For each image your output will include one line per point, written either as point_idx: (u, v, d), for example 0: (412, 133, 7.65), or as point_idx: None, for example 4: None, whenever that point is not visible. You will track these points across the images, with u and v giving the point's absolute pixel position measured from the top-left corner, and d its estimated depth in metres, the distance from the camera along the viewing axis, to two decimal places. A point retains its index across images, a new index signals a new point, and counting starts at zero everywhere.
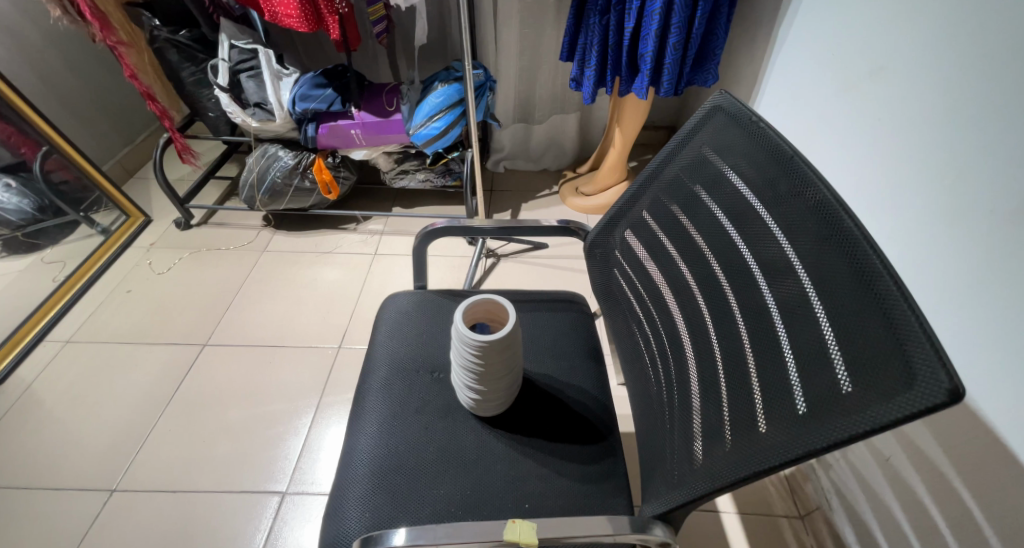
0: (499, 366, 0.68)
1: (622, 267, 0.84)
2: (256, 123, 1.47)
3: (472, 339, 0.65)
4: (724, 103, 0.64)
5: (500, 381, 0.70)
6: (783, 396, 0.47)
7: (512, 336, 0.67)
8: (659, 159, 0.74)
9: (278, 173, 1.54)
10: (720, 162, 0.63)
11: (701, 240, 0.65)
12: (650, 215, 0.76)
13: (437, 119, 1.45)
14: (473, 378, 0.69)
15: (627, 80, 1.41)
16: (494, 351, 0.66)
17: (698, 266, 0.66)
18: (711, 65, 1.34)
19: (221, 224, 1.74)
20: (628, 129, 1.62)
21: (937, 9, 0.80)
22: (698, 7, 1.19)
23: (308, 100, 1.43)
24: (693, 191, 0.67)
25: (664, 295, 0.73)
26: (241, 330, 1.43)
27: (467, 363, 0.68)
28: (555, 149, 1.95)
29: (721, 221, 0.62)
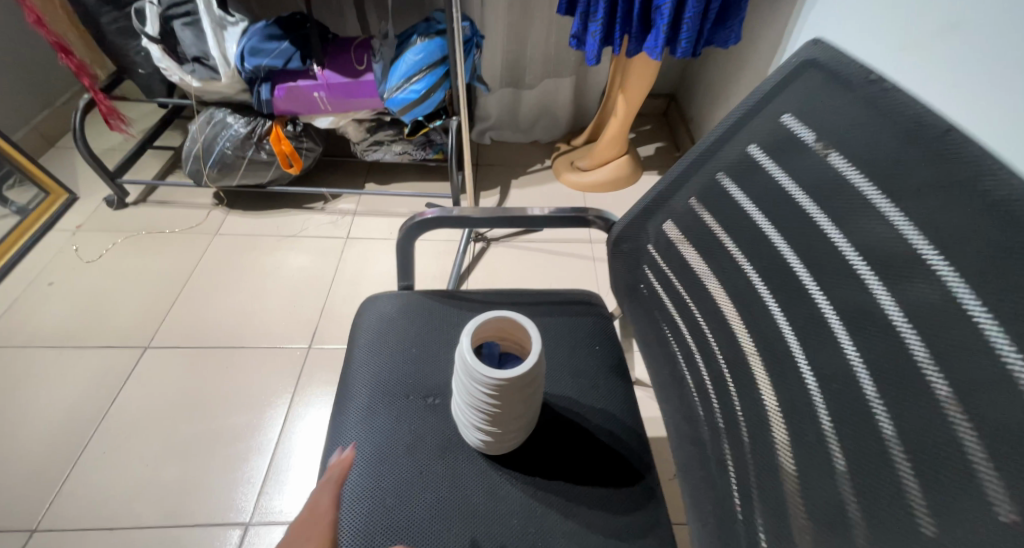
0: (519, 406, 0.53)
1: (656, 265, 0.68)
2: (197, 82, 1.23)
3: (484, 377, 0.49)
4: (819, 56, 0.47)
5: (517, 422, 0.55)
6: (967, 491, 0.32)
7: (537, 369, 0.51)
8: (718, 136, 0.58)
9: (228, 144, 1.31)
10: (814, 138, 0.47)
11: (782, 240, 0.50)
12: (700, 204, 0.60)
13: (417, 81, 1.25)
14: (483, 418, 0.54)
15: (637, 39, 1.23)
16: (513, 390, 0.50)
17: (775, 273, 0.50)
18: (735, 22, 1.16)
19: (163, 203, 1.50)
20: (631, 96, 1.45)
21: None
22: None
23: (259, 55, 1.19)
24: (771, 175, 0.51)
25: (719, 304, 0.58)
26: (190, 328, 1.23)
27: (476, 404, 0.52)
28: (546, 118, 1.76)
29: (815, 216, 0.46)
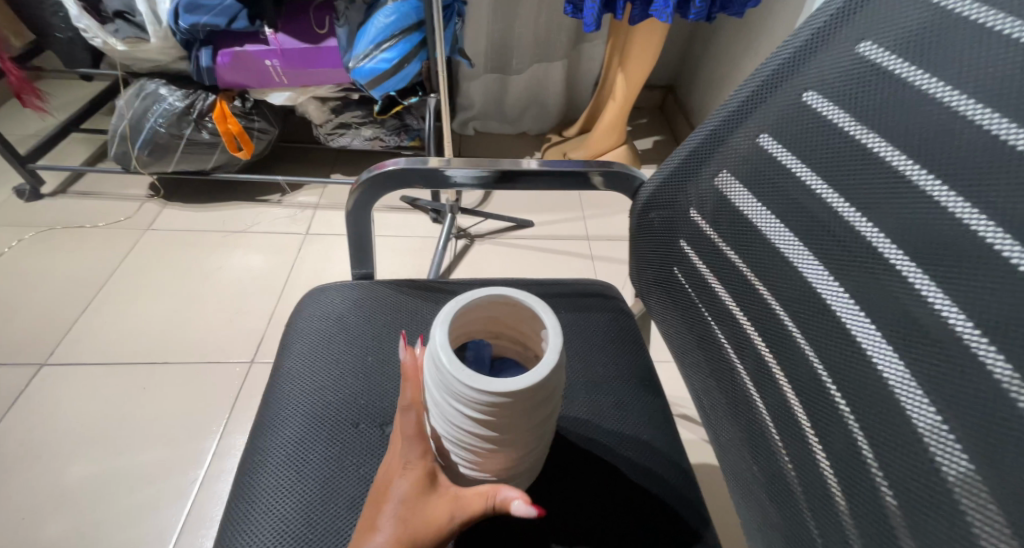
0: (525, 438, 0.33)
1: (701, 238, 0.50)
2: (123, 45, 1.03)
3: (468, 390, 0.29)
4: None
5: (520, 461, 0.36)
6: None
7: (555, 382, 0.31)
8: (797, 42, 0.40)
9: (161, 120, 1.11)
10: (971, 4, 0.30)
11: (926, 175, 0.32)
12: (774, 143, 0.42)
13: (387, 49, 1.06)
14: (464, 456, 0.34)
15: (642, 3, 1.08)
16: (515, 415, 0.30)
17: (916, 224, 0.32)
18: None
19: (89, 195, 1.28)
20: (632, 74, 1.30)
21: None
22: None
23: (196, 12, 0.99)
24: (898, 79, 0.34)
25: (815, 286, 0.39)
26: (104, 340, 1.01)
27: (454, 436, 0.33)
28: (535, 107, 1.60)
29: (988, 127, 0.28)
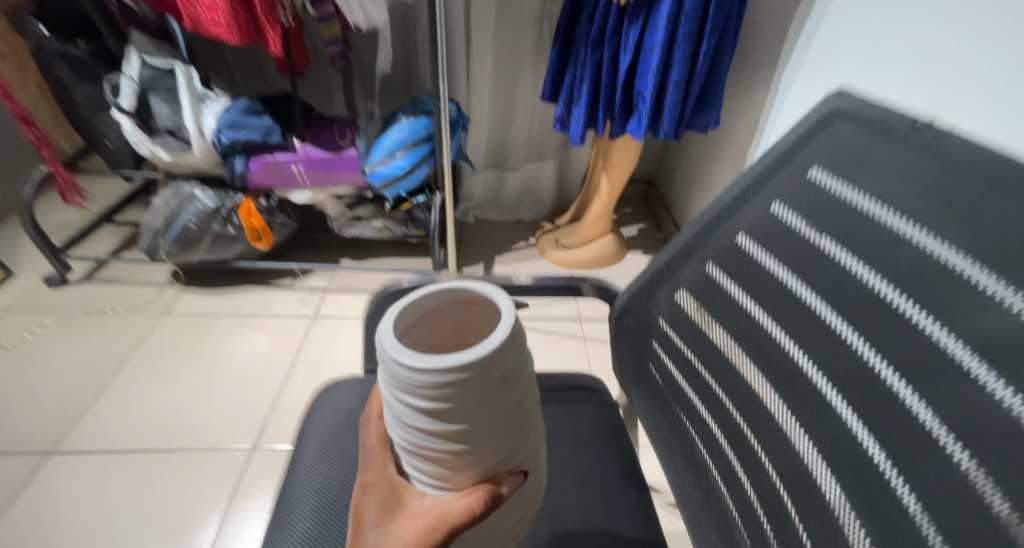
0: (486, 438, 0.33)
1: (670, 351, 0.54)
2: (168, 155, 1.16)
3: (408, 375, 0.30)
4: (846, 104, 0.35)
5: (494, 462, 0.35)
6: None
7: (509, 368, 0.32)
8: (726, 201, 0.46)
9: (192, 217, 1.24)
10: (835, 205, 0.35)
11: (858, 337, 0.32)
12: (712, 285, 0.47)
13: (400, 157, 1.23)
14: (427, 455, 0.34)
15: (620, 122, 1.20)
16: (469, 402, 0.31)
17: (809, 389, 0.36)
18: (715, 107, 1.15)
19: (112, 281, 1.38)
20: (615, 177, 1.47)
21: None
22: (704, 39, 1.01)
23: (236, 129, 1.16)
24: (790, 256, 0.39)
25: (771, 406, 0.39)
26: (113, 427, 1.06)
27: (409, 442, 0.33)
28: (530, 199, 1.76)
29: (848, 314, 0.33)
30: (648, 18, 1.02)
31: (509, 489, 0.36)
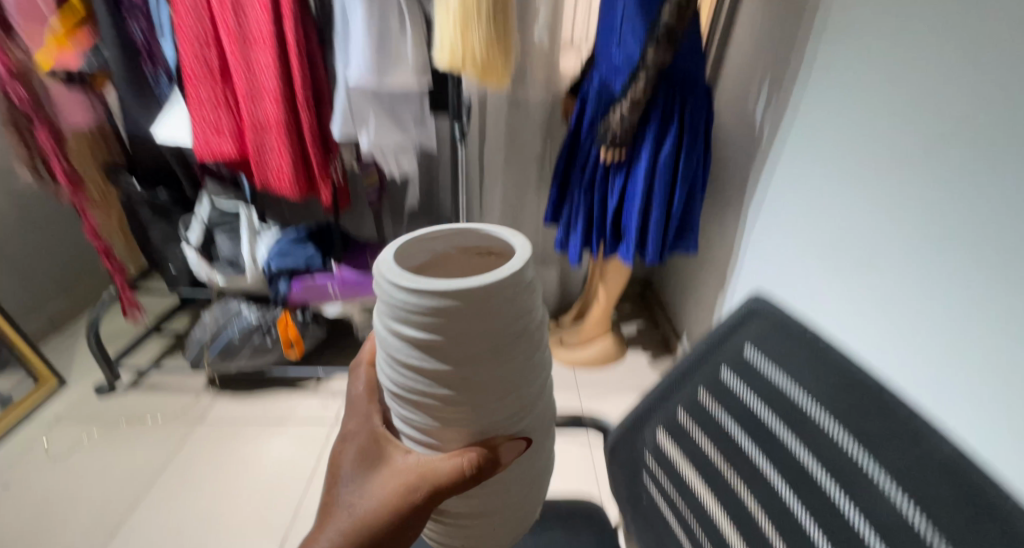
0: (477, 378, 0.37)
1: (655, 484, 0.57)
2: (223, 280, 1.35)
3: (404, 303, 0.34)
4: (759, 307, 0.47)
5: (480, 409, 0.38)
6: None
7: (502, 308, 0.35)
8: (687, 361, 0.54)
9: (236, 332, 1.41)
10: (767, 381, 0.44)
11: (799, 504, 0.39)
12: (685, 424, 0.53)
13: None
14: (417, 391, 0.38)
15: (612, 245, 1.32)
16: (457, 333, 0.34)
17: (767, 539, 0.42)
18: (693, 236, 1.28)
19: (154, 388, 1.50)
20: (611, 287, 1.65)
21: (900, 196, 0.73)
22: (677, 187, 1.17)
23: (285, 257, 1.37)
24: (744, 416, 0.46)
25: (716, 520, 0.48)
26: (148, 538, 1.14)
27: (402, 370, 0.37)
28: None
29: (790, 481, 0.40)
30: (631, 168, 1.18)
31: (495, 446, 0.40)
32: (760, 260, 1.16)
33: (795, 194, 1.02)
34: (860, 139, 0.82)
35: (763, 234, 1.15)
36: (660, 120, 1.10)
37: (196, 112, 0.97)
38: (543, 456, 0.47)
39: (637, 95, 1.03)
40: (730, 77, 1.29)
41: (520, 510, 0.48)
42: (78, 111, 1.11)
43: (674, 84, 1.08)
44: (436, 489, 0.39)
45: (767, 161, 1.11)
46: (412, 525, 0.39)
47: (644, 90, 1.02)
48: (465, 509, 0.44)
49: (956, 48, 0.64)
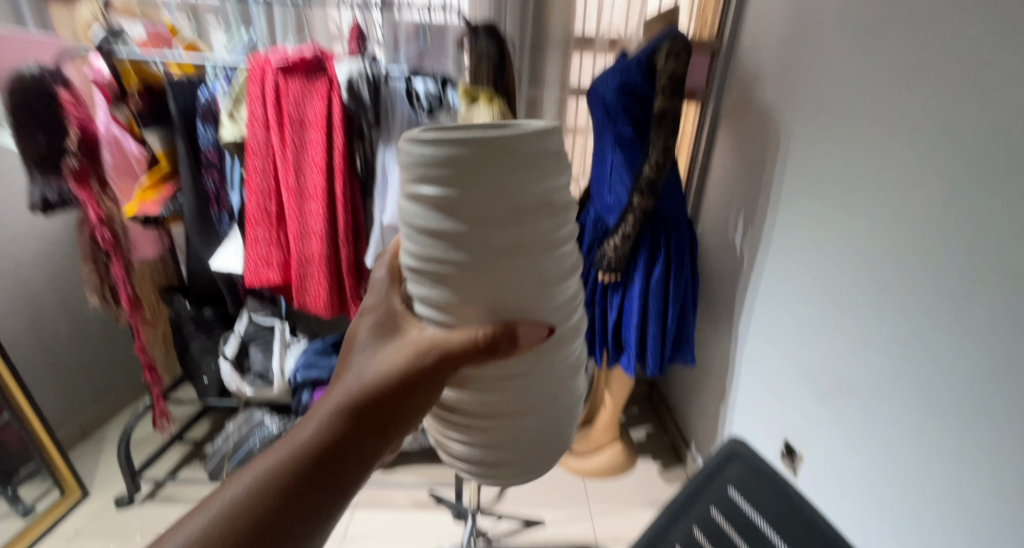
0: (495, 229, 0.37)
1: None
2: (251, 391, 1.45)
3: (424, 153, 0.37)
4: (738, 450, 0.57)
5: (500, 277, 0.39)
6: None
7: (524, 157, 0.37)
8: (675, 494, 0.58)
9: (258, 442, 1.47)
10: (754, 520, 0.52)
11: None
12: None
13: None
14: (436, 255, 0.39)
15: (614, 356, 1.42)
16: (478, 179, 0.36)
17: None
18: (689, 349, 1.38)
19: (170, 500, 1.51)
20: (616, 393, 1.71)
21: (854, 326, 0.88)
22: (670, 306, 1.30)
23: (311, 368, 1.43)
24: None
25: None
26: None
27: (419, 218, 0.39)
28: None
29: None
30: (625, 288, 1.32)
31: (517, 324, 0.40)
32: (755, 375, 1.24)
33: (767, 318, 1.17)
34: (830, 270, 0.94)
35: (742, 351, 1.30)
36: (649, 250, 1.27)
37: (251, 249, 1.09)
38: (569, 359, 0.47)
39: (626, 231, 1.17)
40: (711, 206, 1.46)
41: (547, 421, 0.47)
42: (148, 245, 1.25)
43: (659, 221, 1.26)
44: (447, 351, 0.39)
45: (749, 286, 1.24)
46: (426, 386, 0.39)
47: (632, 226, 1.16)
48: (486, 406, 0.45)
49: (898, 200, 0.78)
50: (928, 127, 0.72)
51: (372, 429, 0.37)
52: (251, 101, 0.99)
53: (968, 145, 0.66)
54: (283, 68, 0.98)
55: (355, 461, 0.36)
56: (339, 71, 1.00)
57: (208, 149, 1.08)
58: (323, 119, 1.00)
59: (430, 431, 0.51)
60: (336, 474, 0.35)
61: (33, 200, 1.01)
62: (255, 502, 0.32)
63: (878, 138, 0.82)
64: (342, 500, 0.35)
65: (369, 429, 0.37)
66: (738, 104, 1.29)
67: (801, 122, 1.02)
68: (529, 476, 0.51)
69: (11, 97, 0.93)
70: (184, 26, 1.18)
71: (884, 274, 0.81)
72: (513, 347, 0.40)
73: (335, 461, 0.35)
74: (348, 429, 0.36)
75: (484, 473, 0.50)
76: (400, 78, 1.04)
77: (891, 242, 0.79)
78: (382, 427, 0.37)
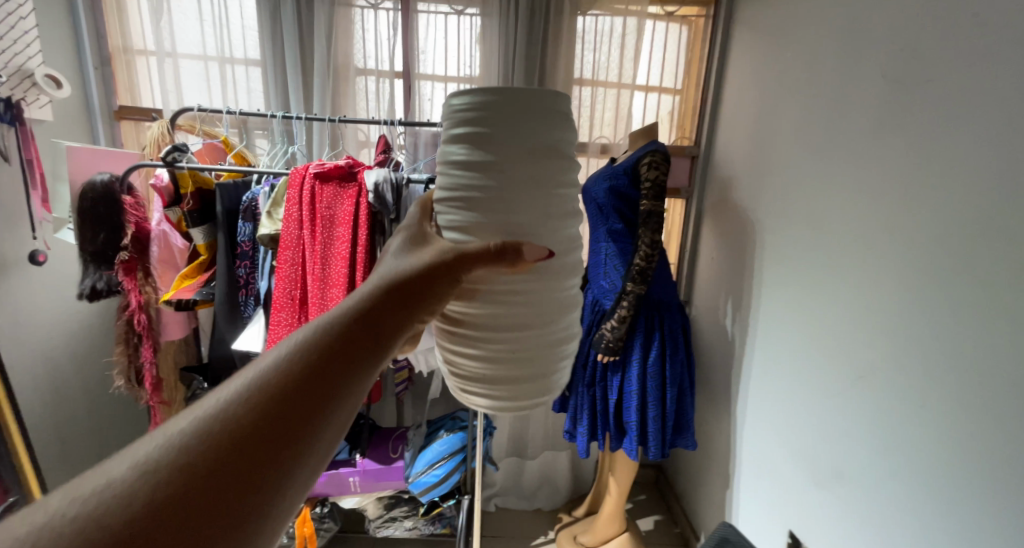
0: (512, 159, 0.53)
1: None
2: None
3: (466, 100, 0.54)
4: None
5: (508, 192, 0.54)
6: None
7: (536, 109, 0.54)
8: None
9: None
10: None
11: None
12: None
13: (438, 466, 1.51)
14: (463, 170, 0.55)
15: (616, 438, 1.45)
16: (501, 117, 0.53)
17: None
18: (690, 433, 1.42)
19: None
20: (621, 478, 1.64)
21: (855, 403, 0.91)
22: (668, 389, 1.36)
23: None
24: None
25: None
26: None
27: (457, 152, 0.55)
28: (547, 486, 1.89)
29: None
30: (624, 369, 1.37)
31: (522, 243, 0.53)
32: (754, 460, 1.25)
33: (768, 396, 1.19)
34: (822, 348, 1.00)
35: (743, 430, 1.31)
36: (645, 333, 1.35)
37: (273, 332, 1.16)
38: (563, 294, 0.59)
39: (622, 314, 1.25)
40: (701, 292, 1.56)
41: (540, 339, 0.59)
42: (177, 326, 1.31)
43: (652, 306, 1.36)
44: (465, 252, 0.52)
45: (745, 364, 1.28)
46: (446, 277, 0.51)
47: (627, 309, 1.25)
48: (492, 320, 0.57)
49: (880, 280, 0.85)
50: (899, 218, 0.81)
51: (403, 306, 0.48)
52: (289, 203, 1.13)
53: (941, 233, 0.75)
54: (319, 175, 1.13)
55: (390, 326, 0.46)
56: (367, 178, 1.14)
57: (243, 242, 1.20)
58: (350, 217, 1.14)
59: (444, 354, 0.63)
60: (375, 324, 0.45)
61: (83, 288, 1.14)
62: (316, 343, 0.42)
63: (845, 232, 0.93)
64: (384, 346, 0.45)
65: (400, 303, 0.48)
66: (722, 196, 1.42)
67: (773, 218, 1.15)
68: (525, 397, 0.61)
69: (82, 203, 1.08)
70: (235, 138, 1.43)
71: (869, 355, 0.88)
72: (518, 259, 0.52)
73: (374, 315, 0.45)
74: (378, 305, 0.46)
75: (487, 390, 0.61)
76: (419, 183, 1.19)
77: (877, 321, 0.86)
78: (410, 305, 0.48)
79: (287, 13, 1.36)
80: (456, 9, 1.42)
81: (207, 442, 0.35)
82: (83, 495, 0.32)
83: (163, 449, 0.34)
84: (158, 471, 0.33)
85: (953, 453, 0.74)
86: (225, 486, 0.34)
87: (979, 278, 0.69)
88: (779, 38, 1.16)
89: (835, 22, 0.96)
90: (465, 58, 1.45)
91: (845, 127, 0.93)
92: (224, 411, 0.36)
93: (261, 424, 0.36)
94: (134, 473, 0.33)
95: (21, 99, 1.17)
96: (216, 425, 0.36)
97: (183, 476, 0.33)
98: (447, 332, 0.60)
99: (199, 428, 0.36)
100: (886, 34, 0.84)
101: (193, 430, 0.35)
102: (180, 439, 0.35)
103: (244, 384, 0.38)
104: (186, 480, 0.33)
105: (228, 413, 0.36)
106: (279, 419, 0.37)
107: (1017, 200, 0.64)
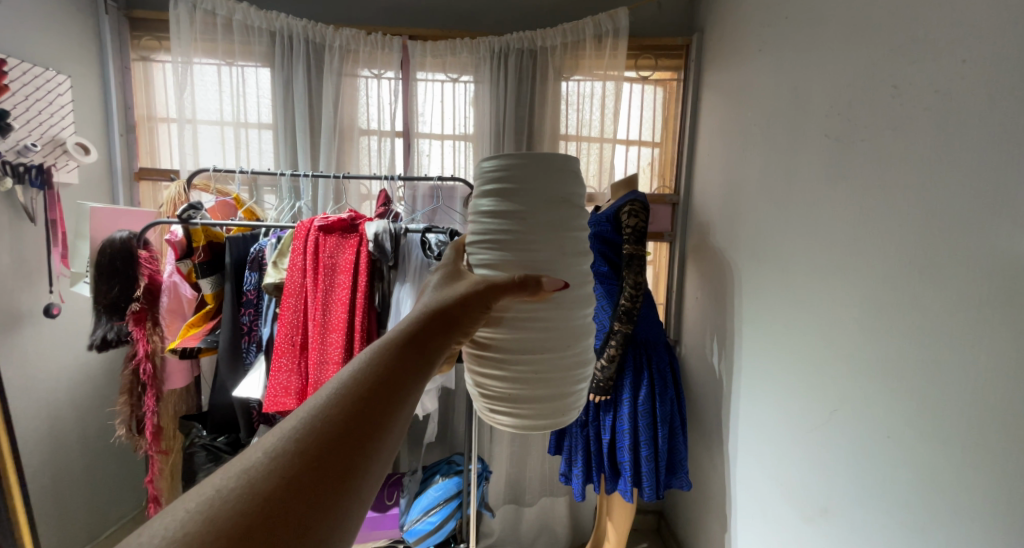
0: (534, 209, 0.61)
1: None
2: None
3: (494, 162, 0.63)
4: None
5: (531, 237, 0.61)
6: None
7: (554, 169, 0.62)
8: None
9: None
10: None
11: None
12: None
13: (433, 513, 1.51)
14: (492, 219, 0.63)
15: (612, 479, 1.45)
16: (524, 176, 0.62)
17: None
18: (683, 472, 1.43)
19: None
20: (618, 522, 1.63)
21: (833, 427, 0.95)
22: (660, 428, 1.39)
23: None
24: None
25: None
26: None
27: (485, 205, 0.64)
28: (546, 535, 1.86)
29: None
30: (616, 409, 1.41)
31: (547, 279, 0.61)
32: (748, 497, 1.27)
33: (756, 429, 1.22)
34: (798, 377, 1.05)
35: (737, 466, 1.32)
36: (634, 372, 1.39)
37: (274, 378, 1.19)
38: (581, 322, 0.65)
39: (612, 352, 1.31)
40: (688, 332, 1.62)
41: (559, 364, 0.65)
42: (180, 375, 1.35)
43: (640, 344, 1.42)
44: (493, 283, 0.60)
45: (733, 398, 1.32)
46: (479, 304, 0.60)
47: (617, 347, 1.30)
48: (517, 344, 0.63)
49: (845, 310, 0.92)
50: (858, 252, 0.89)
51: (444, 327, 0.58)
52: (294, 253, 1.20)
53: (893, 261, 0.82)
54: (323, 228, 1.21)
55: (435, 346, 0.57)
56: (368, 229, 1.22)
57: (249, 291, 1.27)
58: (351, 265, 1.21)
59: (472, 376, 0.68)
60: (421, 343, 0.56)
61: (95, 339, 1.19)
62: (380, 360, 0.53)
63: (808, 270, 1.00)
64: (431, 359, 0.56)
65: (443, 326, 0.58)
66: (701, 241, 1.51)
67: (746, 260, 1.24)
68: (545, 417, 0.66)
69: (101, 258, 1.15)
70: (245, 194, 1.53)
71: (839, 385, 0.94)
72: (539, 289, 0.60)
73: (420, 337, 0.56)
74: (421, 328, 0.57)
75: (508, 409, 0.66)
76: (416, 232, 1.27)
77: (845, 347, 0.92)
78: (451, 326, 0.58)
79: (298, 84, 1.50)
80: (452, 77, 1.57)
81: (312, 437, 0.46)
82: (233, 472, 0.44)
83: (281, 442, 0.45)
84: (279, 457, 0.44)
85: (924, 469, 0.78)
86: (326, 470, 0.45)
87: (931, 302, 0.77)
88: (739, 100, 1.29)
89: (784, 86, 1.09)
90: (459, 119, 1.58)
91: (799, 177, 1.03)
92: (320, 412, 0.48)
93: (348, 420, 0.48)
94: (262, 459, 0.44)
95: (51, 164, 1.28)
96: (316, 424, 0.47)
97: (298, 461, 0.45)
98: (475, 355, 0.66)
99: (305, 426, 0.47)
100: (827, 96, 0.96)
101: (299, 427, 0.47)
102: (293, 434, 0.46)
103: (331, 392, 0.50)
104: (302, 464, 0.44)
105: (324, 412, 0.48)
106: (360, 420, 0.48)
107: (957, 228, 0.73)
